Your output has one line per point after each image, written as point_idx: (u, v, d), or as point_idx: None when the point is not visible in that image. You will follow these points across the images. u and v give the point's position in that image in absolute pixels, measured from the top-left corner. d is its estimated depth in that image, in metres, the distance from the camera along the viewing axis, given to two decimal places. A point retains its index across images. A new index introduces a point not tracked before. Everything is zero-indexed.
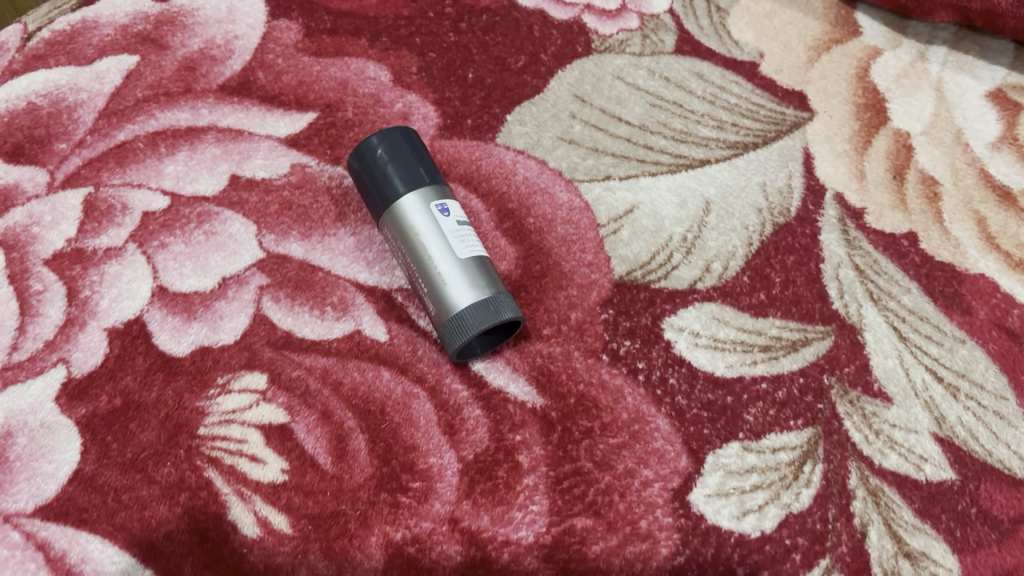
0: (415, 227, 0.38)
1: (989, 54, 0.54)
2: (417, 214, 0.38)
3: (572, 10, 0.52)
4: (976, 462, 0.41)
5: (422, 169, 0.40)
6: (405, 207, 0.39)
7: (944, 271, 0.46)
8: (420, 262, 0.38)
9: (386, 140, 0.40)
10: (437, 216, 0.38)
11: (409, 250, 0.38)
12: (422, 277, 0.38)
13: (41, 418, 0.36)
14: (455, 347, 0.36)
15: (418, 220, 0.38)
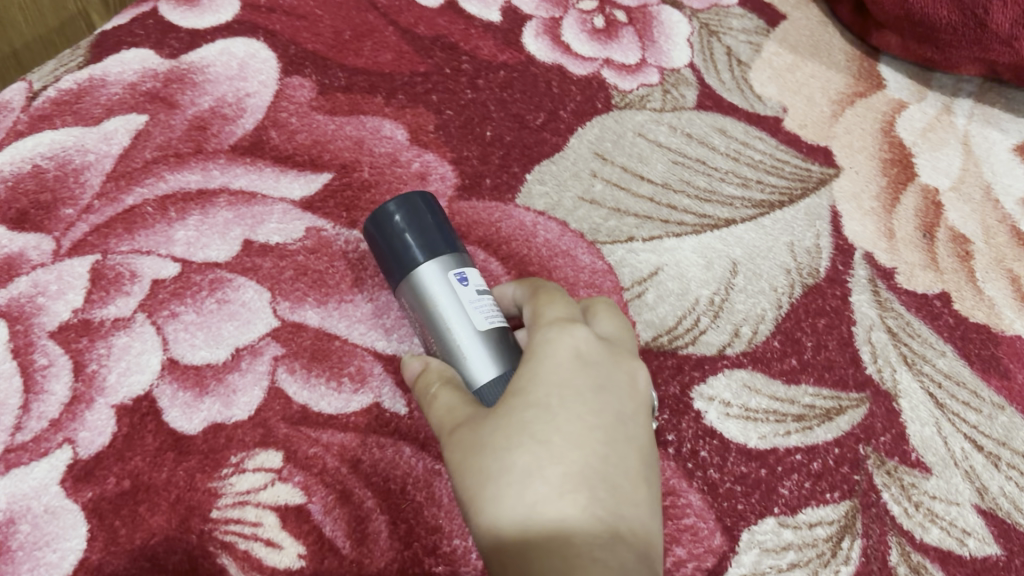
0: (435, 301, 0.35)
1: (1016, 106, 0.52)
2: (437, 288, 0.35)
3: (591, 66, 0.50)
4: (1020, 535, 0.40)
5: (441, 235, 0.37)
6: (424, 279, 0.36)
7: (979, 333, 0.45)
8: (438, 336, 0.35)
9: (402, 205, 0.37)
10: (457, 288, 0.35)
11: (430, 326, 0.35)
12: (443, 356, 0.35)
13: (45, 503, 0.34)
14: None
15: (438, 294, 0.35)
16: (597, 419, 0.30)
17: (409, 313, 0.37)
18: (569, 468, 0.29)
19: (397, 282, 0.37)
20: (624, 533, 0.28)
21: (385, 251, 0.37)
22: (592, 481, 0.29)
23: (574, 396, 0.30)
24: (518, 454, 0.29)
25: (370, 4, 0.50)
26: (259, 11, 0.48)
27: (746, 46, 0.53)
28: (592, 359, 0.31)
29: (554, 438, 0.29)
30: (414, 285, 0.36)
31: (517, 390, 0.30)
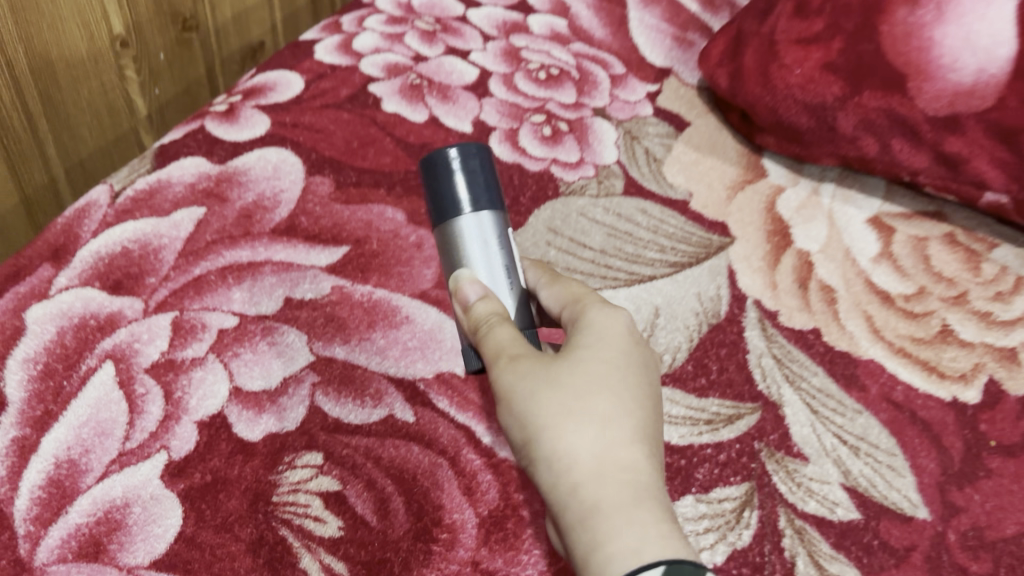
0: (486, 240, 0.48)
1: (867, 189, 0.69)
2: (492, 234, 0.48)
3: (542, 162, 0.65)
4: (876, 504, 0.54)
5: (494, 192, 0.49)
6: (478, 220, 0.48)
7: (843, 358, 0.59)
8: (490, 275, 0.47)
9: (469, 155, 0.49)
10: (502, 235, 0.48)
11: (473, 256, 0.48)
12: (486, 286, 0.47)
13: (150, 491, 0.46)
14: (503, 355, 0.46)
15: (489, 232, 0.48)
16: (644, 392, 0.43)
17: (452, 245, 0.48)
18: (633, 423, 0.41)
19: (448, 212, 0.48)
20: (661, 479, 0.41)
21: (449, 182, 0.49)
22: (643, 430, 0.41)
23: (630, 373, 0.43)
24: (600, 405, 0.41)
25: (371, 118, 0.64)
26: (286, 127, 0.62)
27: (660, 146, 0.68)
28: (629, 342, 0.45)
29: (624, 399, 0.42)
30: (470, 221, 0.48)
31: (587, 356, 0.43)
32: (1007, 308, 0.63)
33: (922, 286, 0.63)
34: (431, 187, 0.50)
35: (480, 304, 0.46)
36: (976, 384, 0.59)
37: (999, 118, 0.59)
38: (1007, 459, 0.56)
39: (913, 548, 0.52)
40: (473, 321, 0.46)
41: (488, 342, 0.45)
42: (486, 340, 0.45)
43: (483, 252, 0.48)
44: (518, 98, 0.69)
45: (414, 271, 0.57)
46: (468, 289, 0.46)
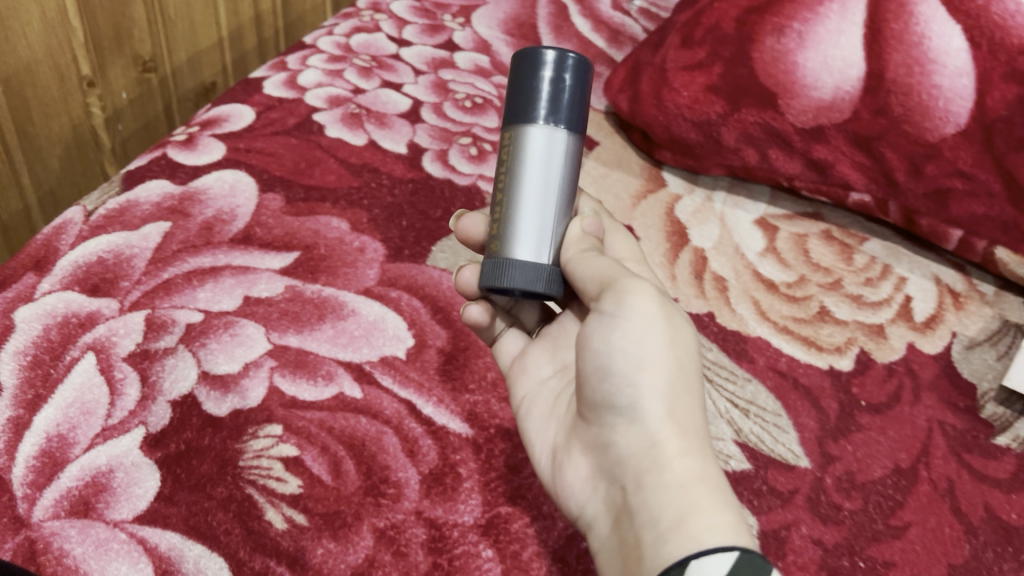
0: (547, 160, 0.54)
1: (754, 195, 0.79)
2: (558, 153, 0.54)
3: (470, 177, 0.73)
4: (764, 455, 0.62)
5: (579, 115, 0.55)
6: (551, 137, 0.54)
7: (735, 336, 0.68)
8: (544, 195, 0.54)
9: (569, 69, 0.54)
10: (564, 163, 0.54)
11: (529, 171, 0.54)
12: (536, 205, 0.54)
13: (132, 459, 0.53)
14: (531, 268, 0.53)
15: (555, 154, 0.54)
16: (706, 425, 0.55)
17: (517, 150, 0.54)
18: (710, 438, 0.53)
19: (531, 112, 0.54)
20: None
21: (539, 86, 0.54)
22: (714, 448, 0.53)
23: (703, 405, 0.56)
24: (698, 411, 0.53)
25: (317, 143, 0.73)
26: (240, 152, 0.71)
27: None
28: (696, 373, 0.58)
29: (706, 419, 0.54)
30: (542, 133, 0.54)
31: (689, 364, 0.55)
32: (875, 292, 0.73)
33: (802, 275, 0.73)
34: (520, 78, 0.55)
35: (583, 235, 0.57)
36: (849, 355, 0.68)
37: (856, 129, 0.69)
38: (875, 416, 0.65)
39: (796, 491, 0.60)
40: (580, 245, 0.56)
41: (585, 259, 0.55)
42: (586, 258, 0.55)
43: (540, 175, 0.54)
44: (447, 123, 0.78)
45: (358, 271, 0.65)
46: (587, 222, 0.57)
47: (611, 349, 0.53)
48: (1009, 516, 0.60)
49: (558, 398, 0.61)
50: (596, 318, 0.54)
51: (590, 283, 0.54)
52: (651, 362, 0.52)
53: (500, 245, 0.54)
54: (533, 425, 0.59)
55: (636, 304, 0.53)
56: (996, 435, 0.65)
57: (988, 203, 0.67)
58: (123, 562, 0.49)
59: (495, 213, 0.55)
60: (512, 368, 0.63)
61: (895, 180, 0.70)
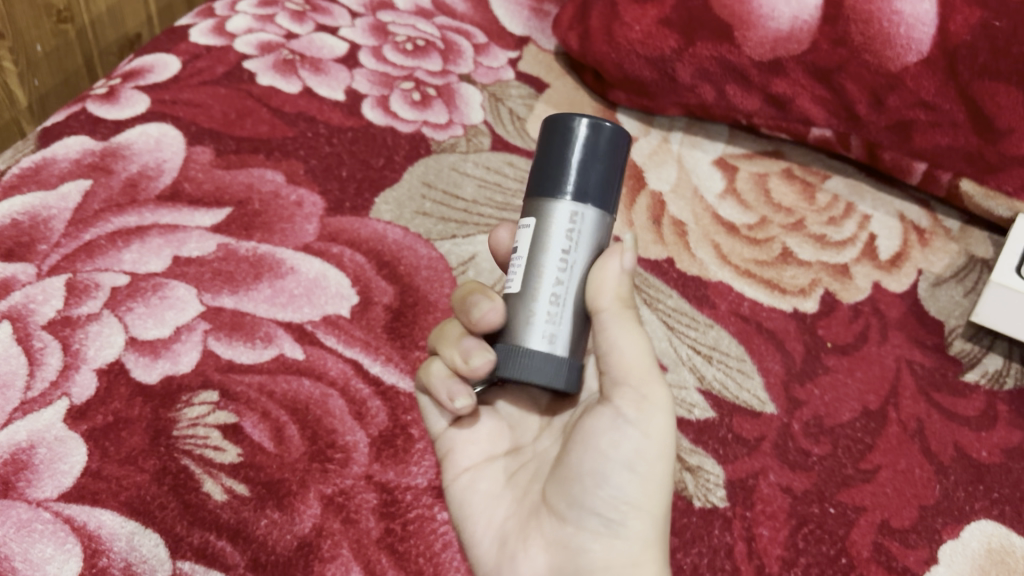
0: (570, 240, 0.44)
1: (711, 135, 0.76)
2: (587, 236, 0.44)
3: (413, 125, 0.70)
4: (729, 403, 0.59)
5: (612, 190, 0.45)
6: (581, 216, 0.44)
7: (696, 281, 0.65)
8: (575, 281, 0.44)
9: (610, 137, 0.45)
10: (590, 246, 0.45)
11: (554, 254, 0.44)
12: (567, 293, 0.44)
13: (55, 433, 0.49)
14: (563, 370, 0.43)
15: (582, 237, 0.44)
16: None
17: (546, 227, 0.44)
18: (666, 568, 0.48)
19: (558, 182, 0.44)
20: None
21: (571, 155, 0.44)
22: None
23: None
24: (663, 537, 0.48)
25: (247, 92, 0.69)
26: (165, 104, 0.66)
27: (523, 106, 0.74)
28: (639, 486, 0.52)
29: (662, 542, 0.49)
30: (566, 209, 0.44)
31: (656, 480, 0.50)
32: (839, 231, 0.70)
33: (763, 216, 0.70)
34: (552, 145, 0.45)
35: (621, 277, 0.45)
36: (813, 296, 0.66)
37: (815, 60, 0.66)
38: (842, 357, 0.63)
39: (763, 438, 0.58)
40: (620, 302, 0.45)
41: (624, 333, 0.45)
42: (624, 326, 0.45)
43: (566, 259, 0.44)
44: (387, 68, 0.73)
45: (296, 226, 0.61)
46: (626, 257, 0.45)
47: (616, 460, 0.46)
48: (980, 454, 0.59)
49: (513, 477, 0.50)
50: (609, 416, 0.47)
51: (617, 371, 0.46)
52: (655, 487, 0.46)
53: (514, 331, 0.44)
54: (474, 504, 0.49)
55: (659, 423, 0.46)
56: (965, 371, 0.63)
57: (952, 133, 0.65)
58: (49, 542, 0.46)
59: (510, 292, 0.45)
60: (450, 438, 0.51)
61: (856, 113, 0.67)
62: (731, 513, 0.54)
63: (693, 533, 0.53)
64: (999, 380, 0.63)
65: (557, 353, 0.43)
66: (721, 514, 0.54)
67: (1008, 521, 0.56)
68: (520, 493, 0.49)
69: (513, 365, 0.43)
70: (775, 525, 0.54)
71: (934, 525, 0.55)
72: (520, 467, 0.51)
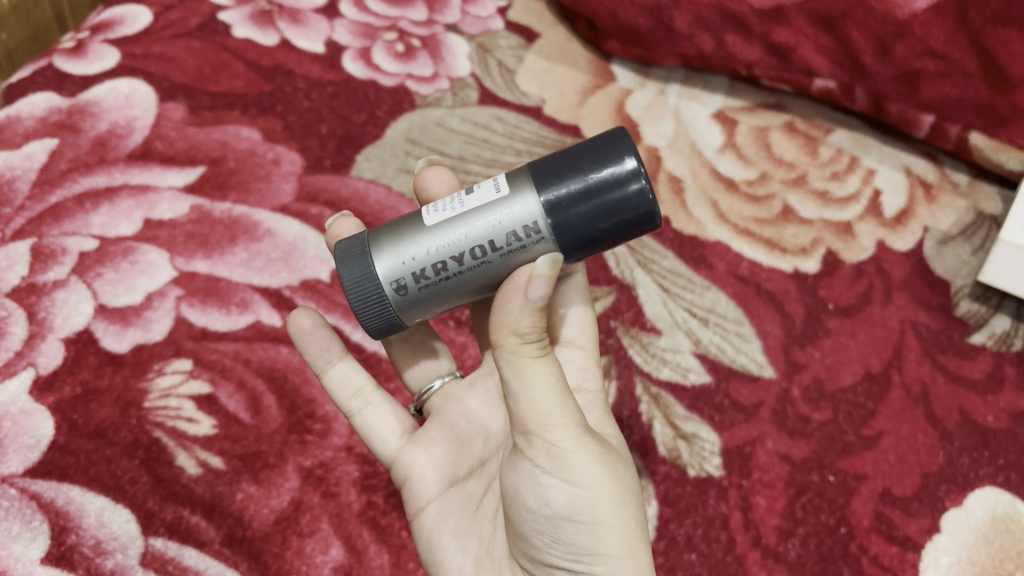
0: (495, 224, 0.37)
1: (711, 87, 0.71)
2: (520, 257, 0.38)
3: (396, 78, 0.66)
4: (726, 367, 0.57)
5: (586, 242, 0.37)
6: (531, 233, 0.37)
7: (692, 241, 0.62)
8: (468, 267, 0.38)
9: (631, 198, 0.36)
10: (515, 263, 0.38)
11: (473, 226, 0.37)
12: (442, 258, 0.37)
13: (20, 406, 0.48)
14: (369, 299, 0.38)
15: (515, 249, 0.37)
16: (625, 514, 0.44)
17: (505, 213, 0.37)
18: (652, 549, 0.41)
19: (550, 178, 0.37)
20: None
21: (586, 186, 0.36)
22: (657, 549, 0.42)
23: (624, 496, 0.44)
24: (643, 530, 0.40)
25: (222, 45, 0.66)
26: (136, 58, 0.64)
27: (513, 58, 0.70)
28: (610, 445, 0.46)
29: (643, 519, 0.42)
30: (526, 204, 0.37)
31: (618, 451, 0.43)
32: (842, 187, 0.66)
33: (764, 170, 0.66)
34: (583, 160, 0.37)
35: (524, 310, 0.36)
36: (816, 255, 0.62)
37: (818, 8, 0.63)
38: (844, 319, 0.60)
39: (761, 404, 0.56)
40: (518, 337, 0.36)
41: (526, 374, 0.36)
42: (520, 369, 0.36)
43: (479, 243, 0.37)
44: (369, 18, 0.70)
45: (273, 186, 0.59)
46: (533, 286, 0.36)
47: (555, 515, 0.38)
48: (986, 419, 0.56)
49: (479, 508, 0.44)
50: (528, 470, 0.38)
51: (517, 421, 0.37)
52: (610, 528, 0.38)
53: (383, 236, 0.39)
54: (444, 548, 0.43)
55: (579, 463, 0.37)
56: (971, 333, 0.60)
57: (962, 84, 0.62)
58: (15, 520, 0.45)
59: (421, 213, 0.39)
60: (406, 465, 0.45)
61: (861, 63, 0.64)
62: (727, 482, 0.53)
63: (687, 503, 0.52)
64: (1007, 341, 0.59)
65: (387, 294, 0.38)
66: (716, 483, 0.53)
67: (1014, 489, 0.54)
68: (487, 532, 0.43)
69: (348, 265, 0.39)
70: (772, 494, 0.53)
71: (938, 493, 0.53)
72: (485, 492, 0.45)
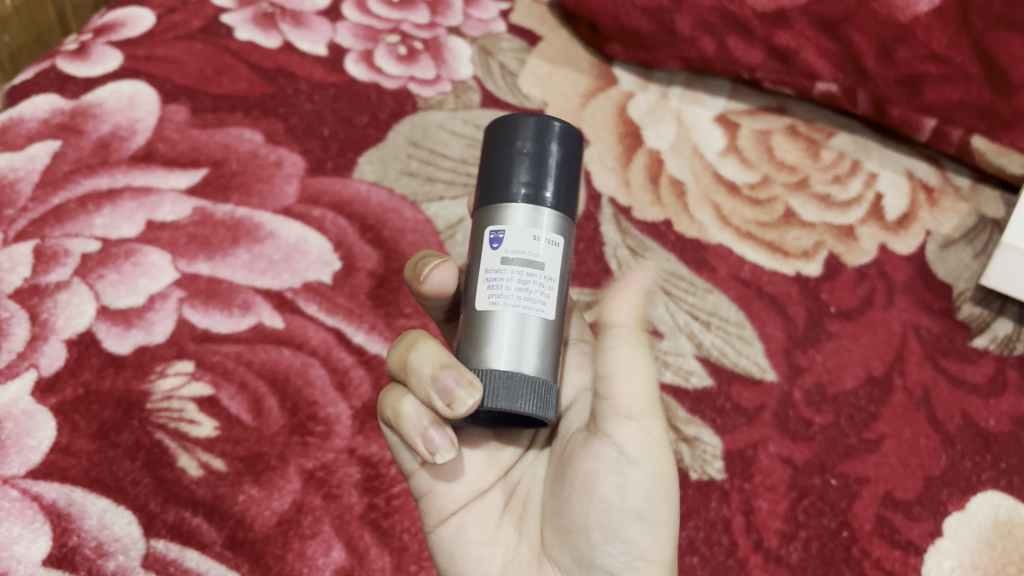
0: (565, 257, 0.37)
1: (713, 89, 0.71)
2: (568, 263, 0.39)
3: (399, 81, 0.67)
4: (727, 370, 0.57)
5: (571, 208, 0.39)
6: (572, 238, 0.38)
7: (694, 244, 0.62)
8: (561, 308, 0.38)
9: (577, 144, 0.39)
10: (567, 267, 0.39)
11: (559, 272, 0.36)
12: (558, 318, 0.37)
13: (22, 407, 0.48)
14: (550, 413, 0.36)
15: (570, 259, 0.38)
16: None
17: (562, 250, 0.37)
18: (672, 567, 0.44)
19: (512, 191, 0.36)
20: None
21: (565, 171, 0.38)
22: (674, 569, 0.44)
23: None
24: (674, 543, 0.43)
25: (225, 47, 0.66)
26: (139, 60, 0.64)
27: (515, 61, 0.70)
28: None
29: None
30: (532, 215, 0.36)
31: None
32: (845, 190, 0.66)
33: (766, 174, 0.66)
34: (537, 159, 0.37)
35: (634, 296, 0.39)
36: (817, 259, 0.62)
37: (820, 11, 0.63)
38: (846, 323, 0.59)
39: (763, 407, 0.56)
40: (635, 323, 0.40)
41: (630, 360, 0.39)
42: (628, 350, 0.39)
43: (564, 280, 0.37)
44: (372, 20, 0.70)
45: (275, 188, 0.59)
46: (642, 276, 0.40)
47: (626, 509, 0.40)
48: (987, 423, 0.56)
49: (503, 515, 0.43)
50: (608, 458, 0.40)
51: (615, 403, 0.40)
52: (665, 537, 0.41)
53: (488, 357, 0.35)
54: (469, 555, 0.41)
55: (659, 461, 0.40)
56: (973, 337, 0.60)
57: (964, 87, 0.62)
58: (16, 522, 0.45)
59: (496, 315, 0.35)
60: (428, 476, 0.42)
61: (863, 66, 0.64)
62: (728, 485, 0.53)
63: (689, 506, 0.52)
64: (1009, 345, 0.59)
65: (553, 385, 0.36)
66: (718, 486, 0.53)
67: (1016, 493, 0.54)
68: (512, 538, 0.42)
69: (519, 399, 0.35)
70: (774, 497, 0.53)
71: (939, 497, 0.53)
72: (509, 500, 0.43)
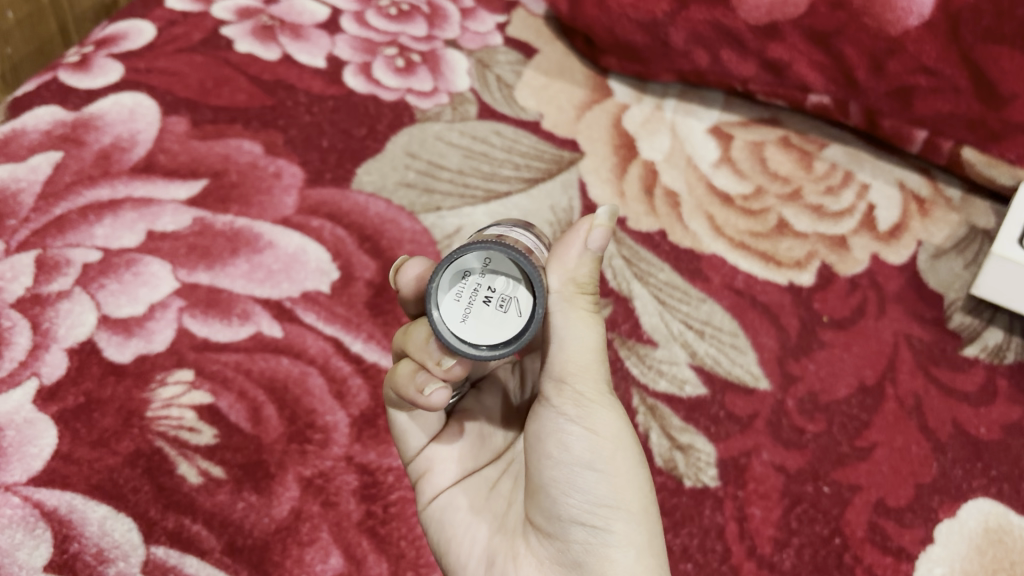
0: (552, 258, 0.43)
1: (707, 102, 0.72)
2: None
3: (396, 93, 0.67)
4: (721, 378, 0.57)
5: None
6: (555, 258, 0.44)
7: (688, 255, 0.63)
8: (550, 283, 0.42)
9: None
10: None
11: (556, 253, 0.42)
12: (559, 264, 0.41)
13: (24, 415, 0.48)
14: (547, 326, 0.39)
15: None
16: None
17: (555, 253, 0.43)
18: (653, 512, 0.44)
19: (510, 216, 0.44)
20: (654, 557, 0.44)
21: None
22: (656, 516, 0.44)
23: None
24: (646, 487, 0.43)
25: (224, 60, 0.67)
26: (140, 73, 0.64)
27: (511, 73, 0.71)
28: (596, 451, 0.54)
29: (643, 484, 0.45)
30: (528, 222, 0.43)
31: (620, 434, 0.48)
32: (836, 201, 0.67)
33: (759, 185, 0.67)
34: None
35: (582, 259, 0.40)
36: (810, 269, 0.63)
37: (812, 24, 0.63)
38: (838, 331, 0.60)
39: (756, 416, 0.56)
40: (575, 287, 0.40)
41: (572, 322, 0.40)
42: (569, 317, 0.40)
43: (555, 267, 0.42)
44: (370, 33, 0.71)
45: (274, 199, 0.59)
46: (592, 236, 0.40)
47: (574, 462, 0.42)
48: (978, 431, 0.57)
49: (493, 489, 0.48)
50: (552, 418, 0.42)
51: (551, 367, 0.41)
52: (626, 482, 0.42)
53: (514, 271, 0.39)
54: (457, 527, 0.46)
55: (603, 415, 0.41)
56: (964, 346, 0.60)
57: (954, 99, 0.62)
58: (18, 529, 0.45)
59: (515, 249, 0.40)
60: (428, 457, 0.48)
61: (855, 79, 0.65)
62: (722, 493, 0.53)
63: (683, 513, 0.52)
64: (999, 354, 0.60)
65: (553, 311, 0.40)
66: (712, 494, 0.53)
67: (1006, 500, 0.54)
68: (501, 508, 0.47)
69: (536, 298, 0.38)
70: (767, 505, 0.53)
71: (930, 504, 0.54)
72: (501, 476, 0.48)
